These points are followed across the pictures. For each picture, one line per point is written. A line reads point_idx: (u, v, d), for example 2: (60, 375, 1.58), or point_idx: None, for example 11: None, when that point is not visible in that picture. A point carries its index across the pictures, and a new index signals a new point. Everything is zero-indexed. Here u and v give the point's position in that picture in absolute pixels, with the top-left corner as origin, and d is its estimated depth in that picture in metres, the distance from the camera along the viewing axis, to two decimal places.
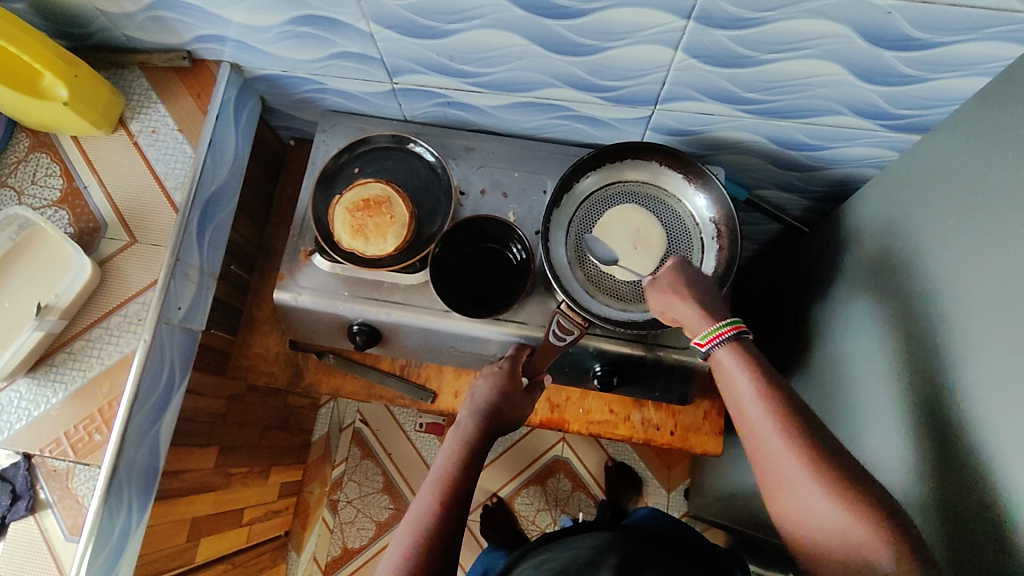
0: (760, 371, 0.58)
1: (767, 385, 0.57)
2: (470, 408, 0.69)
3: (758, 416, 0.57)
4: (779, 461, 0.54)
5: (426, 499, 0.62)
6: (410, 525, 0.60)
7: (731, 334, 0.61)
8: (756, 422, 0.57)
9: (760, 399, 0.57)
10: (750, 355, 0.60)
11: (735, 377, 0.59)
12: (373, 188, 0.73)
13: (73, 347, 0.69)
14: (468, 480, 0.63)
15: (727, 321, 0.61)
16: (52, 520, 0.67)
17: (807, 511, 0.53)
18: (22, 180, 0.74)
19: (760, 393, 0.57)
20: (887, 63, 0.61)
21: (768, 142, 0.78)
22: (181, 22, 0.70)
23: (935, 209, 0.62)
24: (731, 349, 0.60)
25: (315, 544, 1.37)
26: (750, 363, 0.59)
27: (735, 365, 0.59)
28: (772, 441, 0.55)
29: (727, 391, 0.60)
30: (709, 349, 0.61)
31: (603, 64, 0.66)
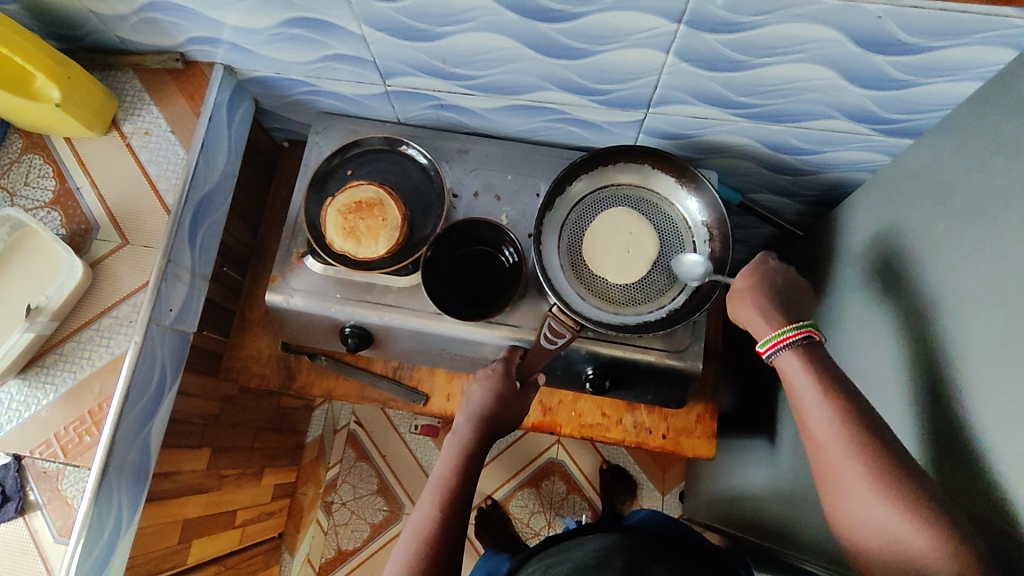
0: (824, 375, 0.57)
1: (831, 389, 0.56)
2: (467, 412, 0.68)
3: (817, 419, 0.55)
4: (834, 467, 0.54)
5: (426, 509, 0.62)
6: (411, 535, 0.61)
7: (798, 339, 0.59)
8: (814, 425, 0.55)
9: (820, 403, 0.56)
10: (817, 360, 0.58)
11: (796, 380, 0.58)
12: (365, 190, 0.74)
13: (64, 348, 0.69)
14: (466, 487, 0.64)
15: (794, 326, 0.60)
16: (42, 521, 0.66)
17: (864, 518, 0.51)
18: (14, 181, 0.74)
19: (815, 397, 0.56)
20: (878, 67, 0.61)
21: (761, 146, 0.78)
22: (174, 24, 0.71)
23: (927, 214, 0.62)
24: (795, 352, 0.59)
25: (309, 545, 1.37)
26: (815, 367, 0.58)
27: (799, 369, 0.58)
28: (833, 444, 0.54)
29: (790, 396, 0.59)
30: (771, 355, 0.61)
31: (595, 67, 0.66)
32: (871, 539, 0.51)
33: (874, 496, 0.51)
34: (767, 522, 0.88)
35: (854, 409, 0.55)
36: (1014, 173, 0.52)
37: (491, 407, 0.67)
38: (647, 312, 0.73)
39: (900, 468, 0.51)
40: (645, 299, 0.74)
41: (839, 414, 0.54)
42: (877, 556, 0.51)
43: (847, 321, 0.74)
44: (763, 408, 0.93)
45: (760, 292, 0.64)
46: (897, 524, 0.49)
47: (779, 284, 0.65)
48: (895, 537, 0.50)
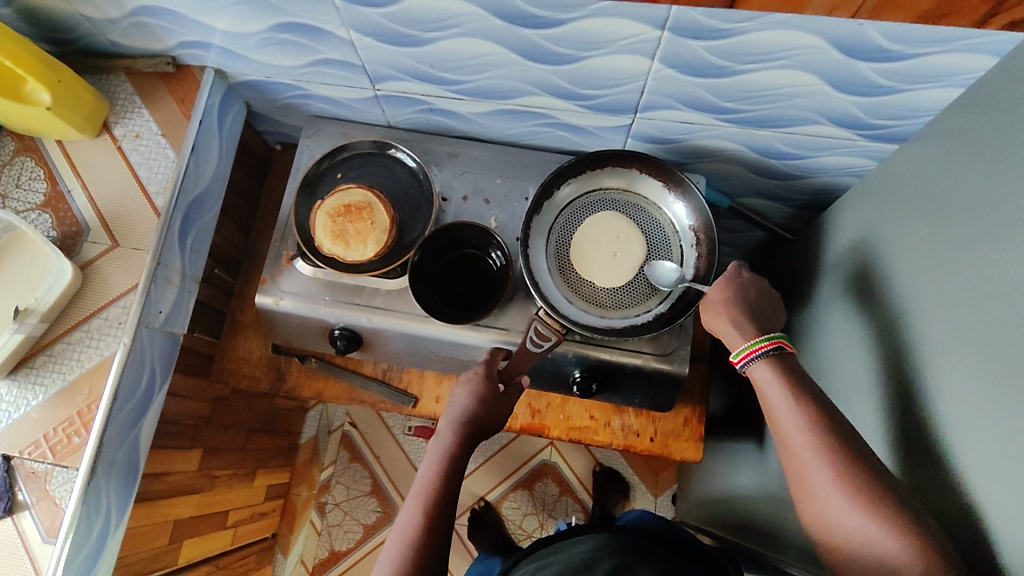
0: (795, 385, 0.58)
1: (802, 399, 0.57)
2: (449, 417, 0.68)
3: (790, 428, 0.56)
4: (804, 474, 0.54)
5: (410, 513, 0.63)
6: (395, 541, 0.61)
7: (771, 349, 0.61)
8: (788, 434, 0.56)
9: (793, 412, 0.56)
10: (789, 371, 0.59)
11: (769, 391, 0.59)
12: (354, 194, 0.74)
13: (54, 349, 0.70)
14: (450, 491, 0.64)
15: (766, 336, 0.62)
16: (30, 522, 0.67)
17: (838, 524, 0.51)
18: (7, 183, 0.75)
19: (788, 407, 0.57)
20: (861, 74, 0.61)
21: (749, 151, 0.79)
22: (164, 28, 0.71)
23: (909, 220, 0.62)
24: (767, 362, 0.60)
25: (302, 546, 1.37)
26: (786, 378, 0.59)
27: (771, 380, 0.59)
28: (804, 453, 0.54)
29: (764, 407, 0.59)
30: (744, 365, 0.62)
31: (581, 73, 0.67)
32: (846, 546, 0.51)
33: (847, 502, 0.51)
34: (756, 525, 0.89)
35: (825, 418, 0.55)
36: (992, 180, 0.52)
37: (475, 411, 0.67)
38: (634, 316, 0.73)
39: (878, 471, 0.52)
40: (632, 303, 0.74)
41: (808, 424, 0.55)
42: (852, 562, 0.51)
43: (833, 326, 0.75)
44: (752, 411, 0.93)
45: (735, 304, 0.65)
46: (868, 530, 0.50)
47: (754, 297, 0.67)
48: (868, 542, 0.50)
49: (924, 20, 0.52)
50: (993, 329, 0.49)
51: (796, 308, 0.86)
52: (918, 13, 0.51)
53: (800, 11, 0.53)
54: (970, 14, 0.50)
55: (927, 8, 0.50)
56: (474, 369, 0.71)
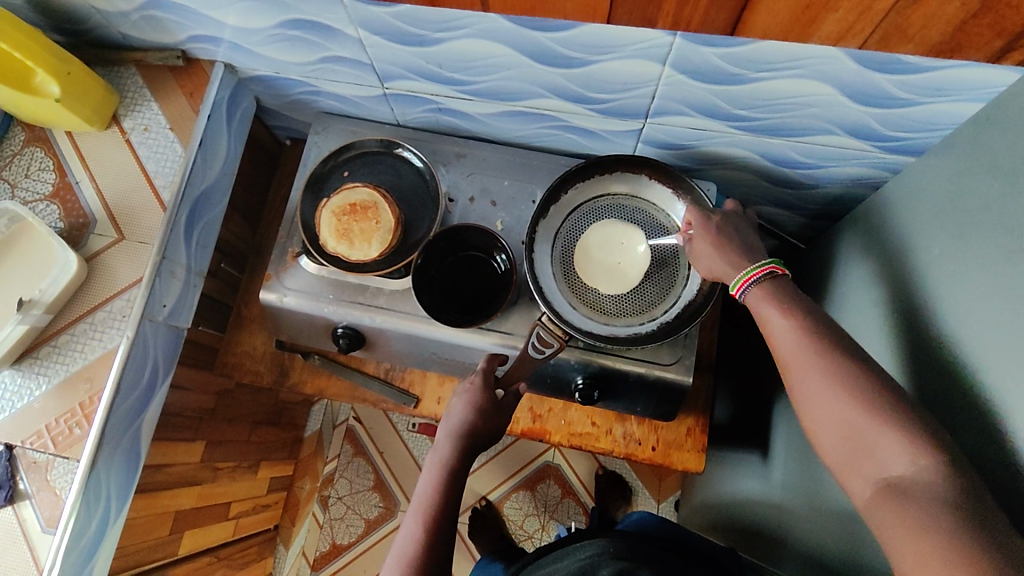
0: (789, 303, 0.55)
1: (799, 316, 0.53)
2: (447, 428, 0.67)
3: (786, 345, 0.52)
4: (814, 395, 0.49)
5: (410, 527, 0.63)
6: (397, 555, 0.62)
7: (761, 276, 0.58)
8: (784, 353, 0.53)
9: (788, 330, 0.53)
10: (785, 292, 0.56)
11: (765, 313, 0.55)
12: (360, 193, 0.74)
13: (58, 340, 0.70)
14: (449, 502, 0.64)
15: (757, 264, 0.59)
16: (30, 511, 0.68)
17: (840, 437, 0.47)
18: (16, 173, 0.75)
19: (794, 329, 0.52)
20: (879, 85, 0.60)
21: (762, 160, 0.77)
22: (174, 22, 0.71)
23: (925, 236, 0.61)
24: (763, 287, 0.57)
25: (304, 539, 1.38)
26: (781, 297, 0.55)
27: (767, 301, 0.56)
28: (799, 363, 0.51)
29: (762, 330, 0.56)
30: (743, 295, 0.59)
31: (591, 76, 0.66)
32: (852, 462, 0.47)
33: (847, 408, 0.47)
34: (760, 538, 0.87)
35: (824, 330, 0.51)
36: (1009, 199, 0.50)
37: (472, 420, 0.67)
38: (638, 323, 0.72)
39: None
40: (637, 311, 0.73)
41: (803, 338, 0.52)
42: (859, 479, 0.46)
43: None
44: (758, 423, 0.92)
45: (722, 241, 0.63)
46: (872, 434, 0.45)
47: (743, 231, 0.64)
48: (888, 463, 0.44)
49: (936, 53, 0.53)
50: (1005, 354, 0.47)
51: None
52: (930, 45, 0.52)
53: (806, 38, 0.54)
54: (984, 48, 0.51)
55: (938, 40, 0.51)
56: (471, 377, 0.70)
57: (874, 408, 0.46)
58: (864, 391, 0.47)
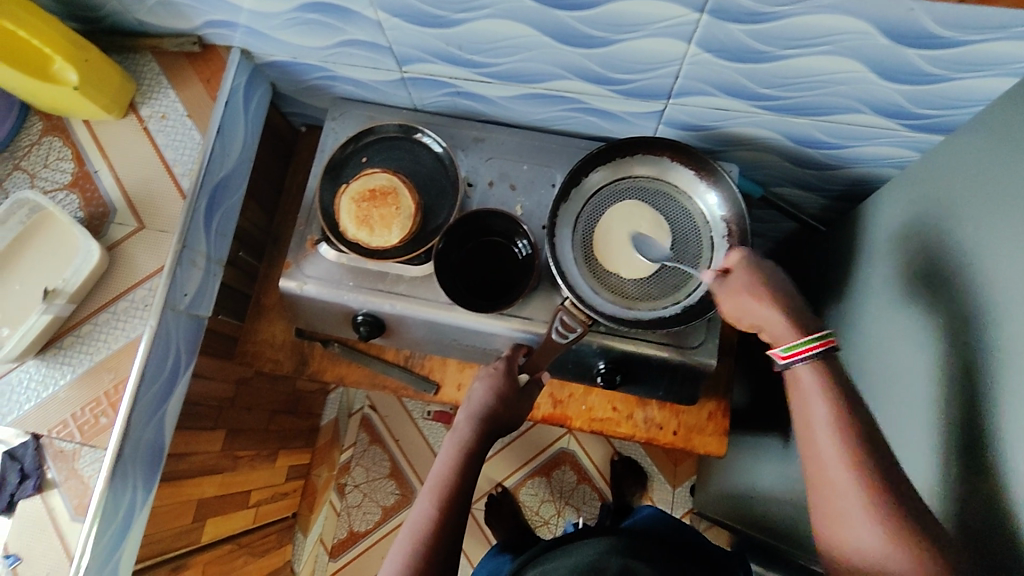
0: (836, 394, 0.56)
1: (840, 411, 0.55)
2: (468, 412, 0.68)
3: (825, 439, 0.55)
4: (840, 493, 0.53)
5: (424, 506, 0.63)
6: (409, 532, 0.61)
7: (820, 350, 0.57)
8: (820, 446, 0.55)
9: (828, 422, 0.55)
10: (834, 376, 0.56)
11: (808, 397, 0.57)
12: (379, 178, 0.73)
13: (81, 330, 0.70)
14: (465, 485, 0.64)
15: (818, 335, 0.57)
16: (59, 499, 0.68)
17: (854, 538, 0.53)
18: (34, 162, 0.75)
19: (834, 421, 0.55)
20: (910, 60, 0.58)
21: (786, 140, 0.76)
22: (191, 7, 0.70)
23: (964, 215, 0.60)
24: (815, 366, 0.57)
25: (321, 526, 1.39)
26: (829, 383, 0.56)
27: (812, 381, 0.57)
28: (834, 461, 0.54)
29: (799, 410, 0.57)
30: (788, 362, 0.58)
31: (614, 56, 0.65)
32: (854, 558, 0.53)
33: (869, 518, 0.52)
34: (778, 522, 0.87)
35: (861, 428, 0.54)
36: None
37: (491, 406, 0.67)
38: (662, 307, 0.72)
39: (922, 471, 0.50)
40: (660, 295, 0.72)
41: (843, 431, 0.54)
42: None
43: (871, 326, 0.72)
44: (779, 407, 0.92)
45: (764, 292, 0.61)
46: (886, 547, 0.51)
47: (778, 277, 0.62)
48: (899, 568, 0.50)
49: None
50: None
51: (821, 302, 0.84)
52: None
53: None
54: None
55: None
56: (495, 363, 0.71)
57: (895, 522, 0.51)
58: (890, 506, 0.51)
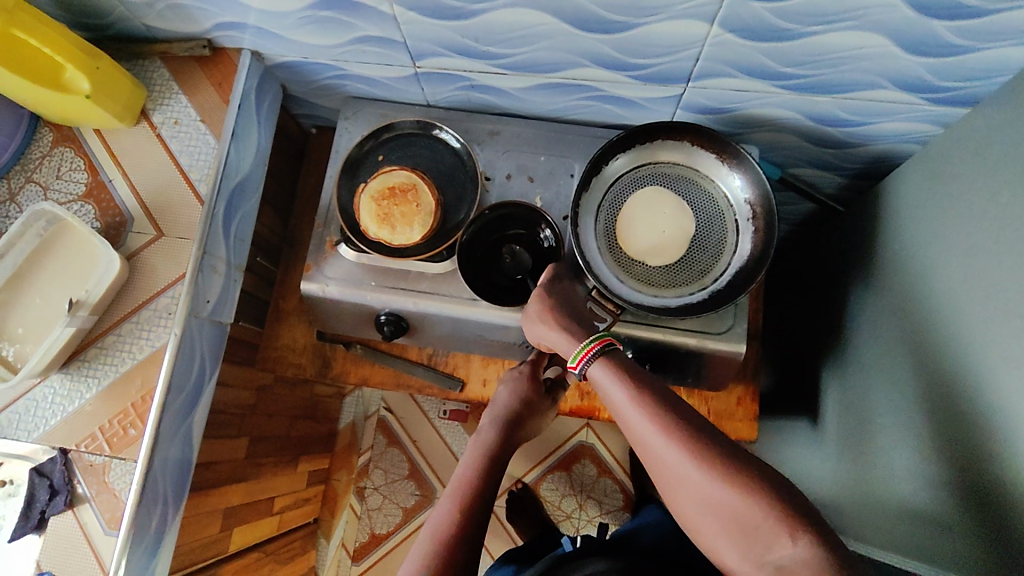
0: (629, 375, 0.56)
1: (636, 383, 0.55)
2: (493, 414, 0.72)
3: (632, 418, 0.54)
4: (669, 466, 0.51)
5: (446, 506, 0.62)
6: (430, 531, 0.60)
7: (598, 349, 0.59)
8: (634, 427, 0.54)
9: (629, 402, 0.54)
10: (619, 363, 0.57)
11: (607, 388, 0.57)
12: (398, 175, 0.73)
13: (104, 342, 0.69)
14: (487, 484, 0.64)
15: (593, 337, 0.60)
16: (90, 514, 0.67)
17: (702, 506, 0.49)
18: (46, 174, 0.74)
19: (632, 398, 0.54)
20: (936, 32, 0.58)
21: (806, 120, 0.75)
22: (201, 10, 0.69)
23: (993, 186, 0.59)
24: (600, 362, 0.58)
25: (343, 530, 1.38)
26: (618, 369, 0.57)
27: (605, 372, 0.57)
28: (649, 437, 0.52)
29: (609, 406, 0.57)
30: (582, 370, 0.59)
31: (634, 41, 0.64)
32: (716, 532, 0.49)
33: (701, 475, 0.49)
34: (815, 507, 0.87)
35: (658, 398, 0.54)
36: None
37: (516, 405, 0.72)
38: (688, 294, 0.71)
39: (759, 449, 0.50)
40: (686, 281, 0.72)
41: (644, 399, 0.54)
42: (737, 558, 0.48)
43: (895, 302, 0.72)
44: (806, 388, 0.91)
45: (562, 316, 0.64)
46: (729, 499, 0.48)
47: (569, 301, 0.67)
48: (766, 529, 0.46)
49: None
50: None
51: (844, 281, 0.83)
52: None
53: None
54: None
55: None
56: (517, 370, 0.77)
57: (723, 467, 0.49)
58: (712, 453, 0.49)
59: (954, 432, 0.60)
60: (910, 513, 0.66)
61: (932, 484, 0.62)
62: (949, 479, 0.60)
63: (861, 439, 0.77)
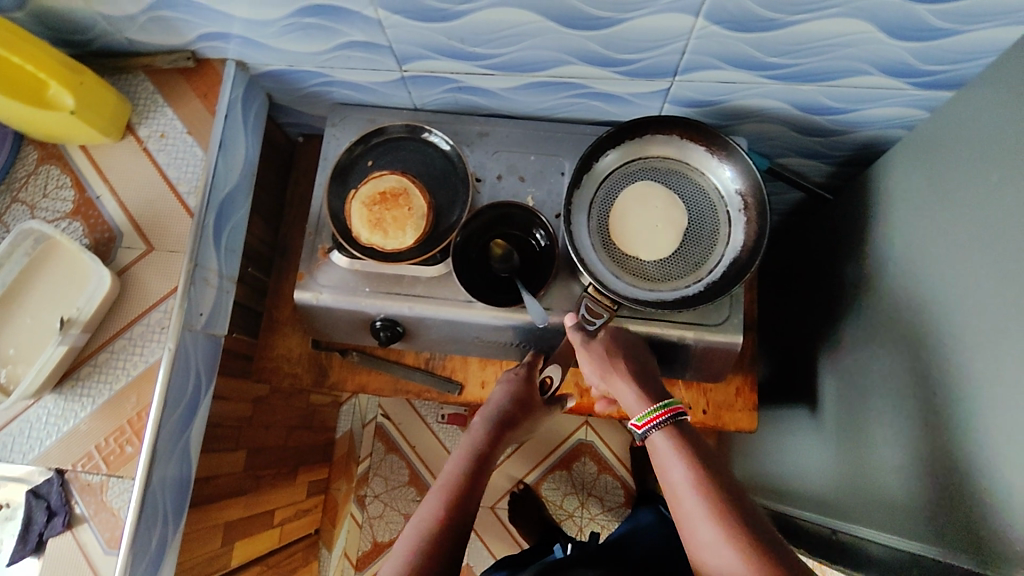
0: (691, 452, 0.60)
1: (693, 456, 0.60)
2: (485, 415, 0.72)
3: (682, 496, 0.58)
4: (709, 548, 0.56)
5: (431, 506, 0.62)
6: (414, 530, 0.60)
7: (666, 418, 0.63)
8: (682, 503, 0.58)
9: (685, 480, 0.59)
10: (682, 438, 0.62)
11: (665, 459, 0.61)
12: (388, 180, 0.72)
13: (98, 360, 0.68)
14: (472, 488, 0.64)
15: (664, 403, 0.64)
16: (89, 534, 0.66)
17: None
18: (33, 193, 0.73)
19: (690, 478, 0.59)
20: (919, 16, 0.58)
21: (792, 109, 0.76)
22: (183, 21, 0.68)
23: (980, 168, 0.60)
24: (666, 432, 0.62)
25: (345, 540, 1.37)
26: (679, 445, 0.61)
27: (667, 444, 0.62)
28: (695, 519, 0.57)
29: (662, 475, 0.61)
30: (646, 431, 0.64)
31: (620, 36, 0.64)
32: None
33: (734, 551, 0.54)
34: (814, 498, 0.87)
35: (714, 482, 0.58)
36: None
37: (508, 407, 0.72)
38: (684, 286, 0.71)
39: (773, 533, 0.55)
40: (681, 274, 0.72)
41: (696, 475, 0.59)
42: None
43: (887, 286, 0.72)
44: (803, 376, 0.92)
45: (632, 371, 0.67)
46: None
47: (640, 355, 0.70)
48: None
49: None
50: None
51: (837, 268, 0.84)
52: None
53: None
54: None
55: None
56: (514, 370, 0.76)
57: (752, 547, 0.54)
58: (745, 534, 0.55)
59: (949, 414, 0.60)
60: (907, 495, 0.66)
61: (927, 463, 0.63)
62: (945, 458, 0.60)
63: (858, 423, 0.77)
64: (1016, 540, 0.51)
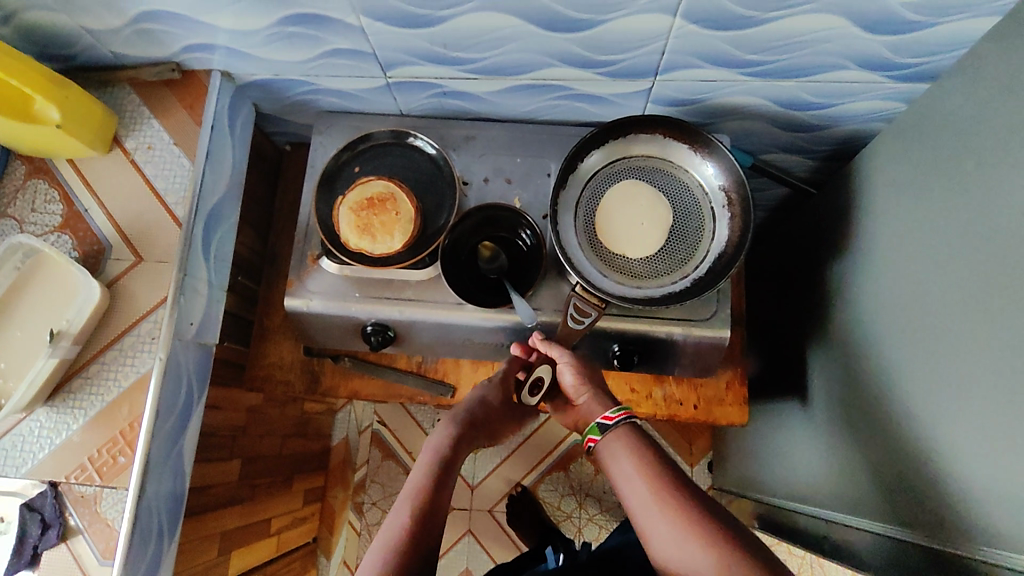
0: (645, 451, 0.62)
1: (645, 456, 0.61)
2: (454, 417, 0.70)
3: (639, 492, 0.59)
4: (670, 540, 0.55)
5: (399, 514, 0.60)
6: (382, 540, 0.58)
7: (625, 418, 0.65)
8: (640, 500, 0.59)
9: (642, 478, 0.60)
10: (638, 439, 0.63)
11: (620, 461, 0.62)
12: (375, 186, 0.73)
13: (89, 371, 0.68)
14: (441, 496, 0.63)
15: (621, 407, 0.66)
16: (85, 546, 0.66)
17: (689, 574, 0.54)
18: (21, 208, 0.73)
19: (647, 475, 0.60)
20: (891, 10, 0.59)
21: (773, 106, 0.77)
22: (168, 33, 0.69)
23: (956, 157, 0.61)
24: (624, 432, 0.64)
25: (344, 548, 1.37)
26: (635, 446, 0.62)
27: (623, 445, 0.63)
28: (654, 513, 0.57)
29: (618, 477, 0.62)
30: (616, 422, 0.64)
31: (600, 37, 0.65)
32: None
33: (697, 544, 0.54)
34: (806, 489, 0.87)
35: (670, 478, 0.59)
36: None
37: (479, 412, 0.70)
38: (671, 282, 0.72)
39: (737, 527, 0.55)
40: (668, 271, 0.72)
41: (654, 475, 0.60)
42: None
43: (870, 277, 0.73)
44: (794, 370, 0.92)
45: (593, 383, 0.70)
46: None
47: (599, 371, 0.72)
48: None
49: None
50: None
51: (822, 261, 0.85)
52: None
53: None
54: None
55: None
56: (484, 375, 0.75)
57: (713, 535, 0.54)
58: (704, 523, 0.55)
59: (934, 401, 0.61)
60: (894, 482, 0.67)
61: (912, 451, 0.64)
62: (930, 445, 0.61)
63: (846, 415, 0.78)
64: (1001, 523, 0.52)
